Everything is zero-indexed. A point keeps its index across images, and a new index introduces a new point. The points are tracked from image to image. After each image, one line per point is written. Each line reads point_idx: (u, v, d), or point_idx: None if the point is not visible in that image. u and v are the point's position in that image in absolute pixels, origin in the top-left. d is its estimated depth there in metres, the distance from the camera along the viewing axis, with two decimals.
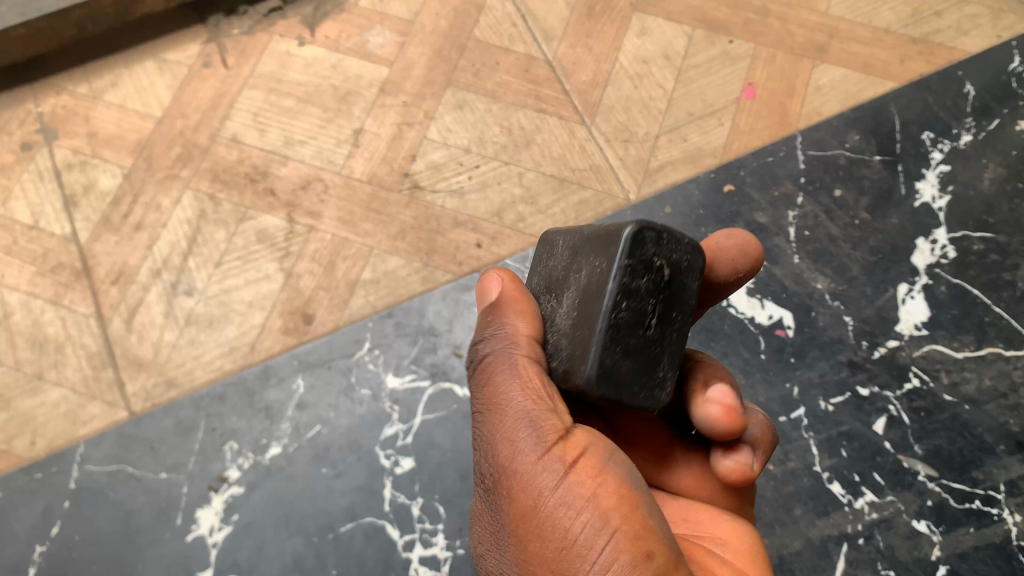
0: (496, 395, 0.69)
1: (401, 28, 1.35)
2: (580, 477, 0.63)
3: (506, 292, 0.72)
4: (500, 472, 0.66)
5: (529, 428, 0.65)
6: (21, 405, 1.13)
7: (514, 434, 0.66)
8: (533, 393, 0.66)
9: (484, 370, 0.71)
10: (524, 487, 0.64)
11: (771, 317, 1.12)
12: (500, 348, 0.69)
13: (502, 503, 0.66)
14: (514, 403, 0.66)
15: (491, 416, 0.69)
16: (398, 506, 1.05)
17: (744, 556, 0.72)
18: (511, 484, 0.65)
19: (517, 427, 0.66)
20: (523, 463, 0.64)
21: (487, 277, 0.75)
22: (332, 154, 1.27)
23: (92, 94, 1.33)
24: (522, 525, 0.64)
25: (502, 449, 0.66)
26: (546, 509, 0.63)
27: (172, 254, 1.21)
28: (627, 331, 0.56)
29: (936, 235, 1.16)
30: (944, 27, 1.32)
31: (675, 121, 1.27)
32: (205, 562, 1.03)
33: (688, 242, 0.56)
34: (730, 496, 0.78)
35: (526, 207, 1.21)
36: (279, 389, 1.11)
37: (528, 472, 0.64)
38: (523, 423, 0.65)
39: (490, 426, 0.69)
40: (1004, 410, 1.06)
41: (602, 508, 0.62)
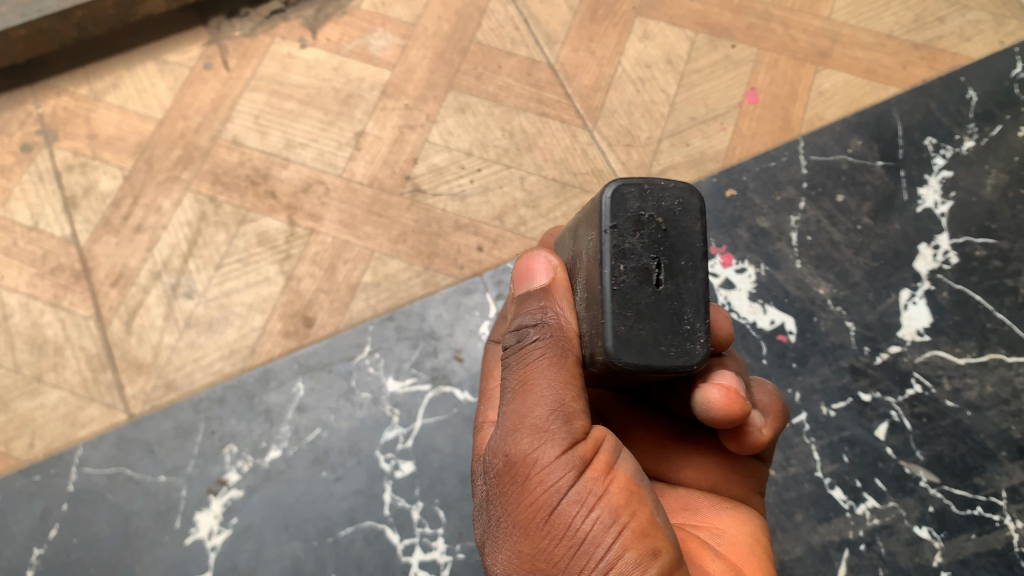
0: (524, 377, 0.64)
1: (404, 31, 1.35)
2: (595, 474, 0.61)
3: (562, 276, 0.66)
4: (517, 459, 0.61)
5: (556, 419, 0.62)
6: (20, 408, 1.13)
7: (539, 423, 0.62)
8: (568, 385, 0.63)
9: (523, 347, 0.65)
10: (540, 478, 0.61)
11: (773, 322, 1.12)
12: (545, 335, 0.64)
13: (508, 494, 0.62)
14: (545, 393, 0.62)
15: (512, 400, 0.64)
16: (398, 510, 1.04)
17: (738, 552, 0.71)
18: (526, 473, 0.61)
19: (544, 416, 0.62)
20: (542, 455, 0.61)
21: (535, 258, 0.68)
22: (333, 156, 1.26)
23: (93, 95, 1.33)
24: (529, 517, 0.61)
25: (521, 435, 0.62)
26: (558, 503, 0.60)
27: (172, 257, 1.21)
28: (634, 293, 0.56)
29: (938, 241, 1.16)
30: (946, 33, 1.32)
31: (677, 125, 1.27)
32: (204, 565, 1.03)
33: (672, 187, 0.57)
34: (732, 488, 0.77)
35: (527, 211, 1.21)
36: (279, 392, 1.11)
37: (548, 463, 0.60)
38: (552, 415, 0.62)
39: (512, 406, 0.64)
40: (1005, 417, 1.06)
41: (613, 505, 0.61)
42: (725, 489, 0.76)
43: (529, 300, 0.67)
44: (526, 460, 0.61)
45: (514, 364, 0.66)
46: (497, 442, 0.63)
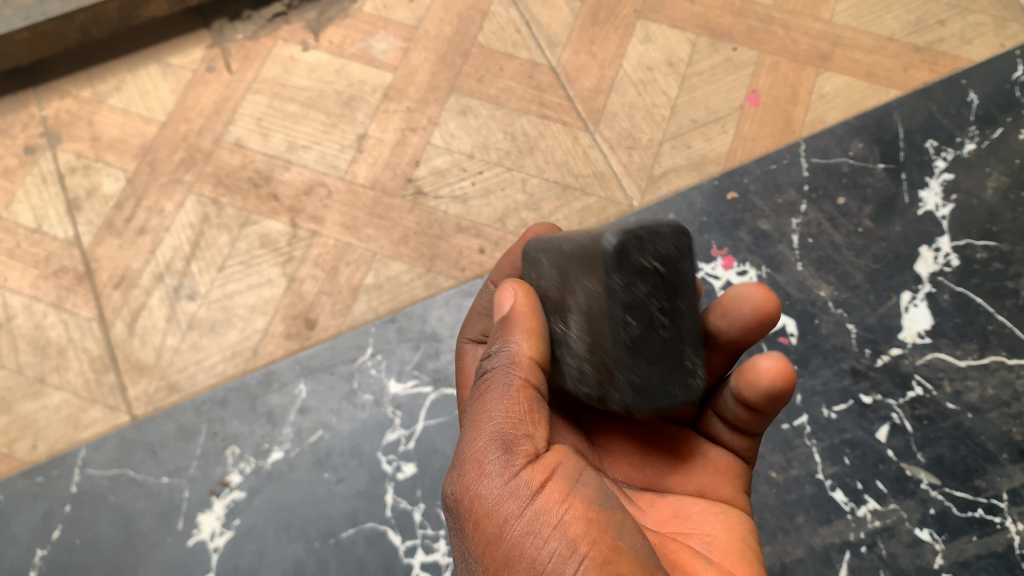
0: (476, 413, 0.69)
1: (405, 33, 1.36)
2: (547, 502, 0.62)
3: (519, 313, 0.71)
4: (468, 492, 0.65)
5: (502, 451, 0.65)
6: (23, 409, 1.13)
7: (483, 455, 0.66)
8: (513, 415, 0.67)
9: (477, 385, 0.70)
10: (492, 510, 0.63)
11: (774, 325, 1.12)
12: (500, 367, 0.69)
13: (467, 529, 0.65)
14: (491, 424, 0.67)
15: (465, 436, 0.69)
16: (399, 512, 1.04)
17: (731, 558, 0.70)
18: (479, 506, 0.64)
19: (489, 449, 0.65)
20: (490, 487, 0.64)
21: (503, 287, 0.74)
22: (335, 159, 1.27)
23: (96, 97, 1.33)
24: (488, 552, 0.63)
25: (468, 470, 0.66)
26: (511, 535, 0.62)
27: (175, 259, 1.21)
28: (643, 342, 0.59)
29: (939, 243, 1.16)
30: (947, 36, 1.32)
31: (678, 128, 1.27)
32: (206, 566, 1.03)
33: (667, 230, 0.58)
34: (717, 490, 0.77)
35: (529, 214, 1.21)
36: (282, 394, 1.11)
37: (497, 495, 0.63)
38: (493, 444, 0.65)
39: (466, 441, 0.68)
40: (1006, 419, 1.06)
41: (570, 534, 0.60)
42: (713, 489, 0.77)
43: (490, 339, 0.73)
44: (475, 493, 0.64)
45: (472, 401, 0.71)
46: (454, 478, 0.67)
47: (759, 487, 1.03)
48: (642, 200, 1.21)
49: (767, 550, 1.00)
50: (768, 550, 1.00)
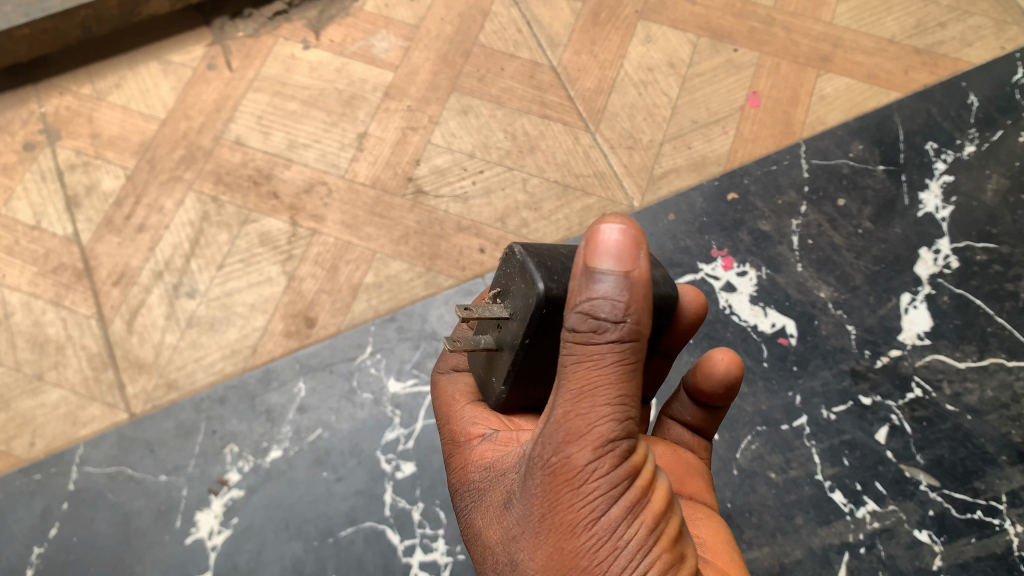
0: (584, 380, 0.60)
1: (407, 33, 1.36)
2: (643, 485, 0.62)
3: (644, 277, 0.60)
4: (574, 469, 0.60)
5: (617, 429, 0.60)
6: (21, 406, 1.13)
7: (603, 432, 0.59)
8: (627, 394, 0.60)
9: (589, 350, 0.59)
10: (592, 488, 0.60)
11: (774, 325, 1.12)
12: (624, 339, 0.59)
13: (558, 499, 0.61)
14: (608, 403, 0.59)
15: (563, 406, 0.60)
16: (398, 511, 1.04)
17: (722, 556, 0.71)
18: (581, 483, 0.60)
19: (607, 429, 0.59)
20: (596, 466, 0.60)
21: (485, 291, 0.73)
22: (336, 158, 1.27)
23: (96, 94, 1.33)
24: (571, 525, 0.61)
25: (577, 444, 0.60)
26: (603, 510, 0.60)
27: (174, 256, 1.21)
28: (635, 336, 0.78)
29: (939, 245, 1.16)
30: (948, 38, 1.33)
31: (679, 129, 1.27)
32: (204, 565, 1.02)
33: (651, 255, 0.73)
34: (693, 484, 0.79)
35: (529, 213, 1.21)
36: (281, 393, 1.11)
37: (602, 474, 0.60)
38: (609, 423, 0.59)
39: (575, 410, 0.60)
40: (1006, 421, 1.06)
41: (656, 516, 0.62)
42: (689, 484, 0.79)
43: (607, 299, 0.59)
44: (577, 470, 0.60)
45: (566, 359, 0.61)
46: (552, 447, 0.61)
47: (758, 488, 1.03)
48: (642, 200, 1.21)
49: (767, 551, 1.00)
50: (768, 550, 1.00)
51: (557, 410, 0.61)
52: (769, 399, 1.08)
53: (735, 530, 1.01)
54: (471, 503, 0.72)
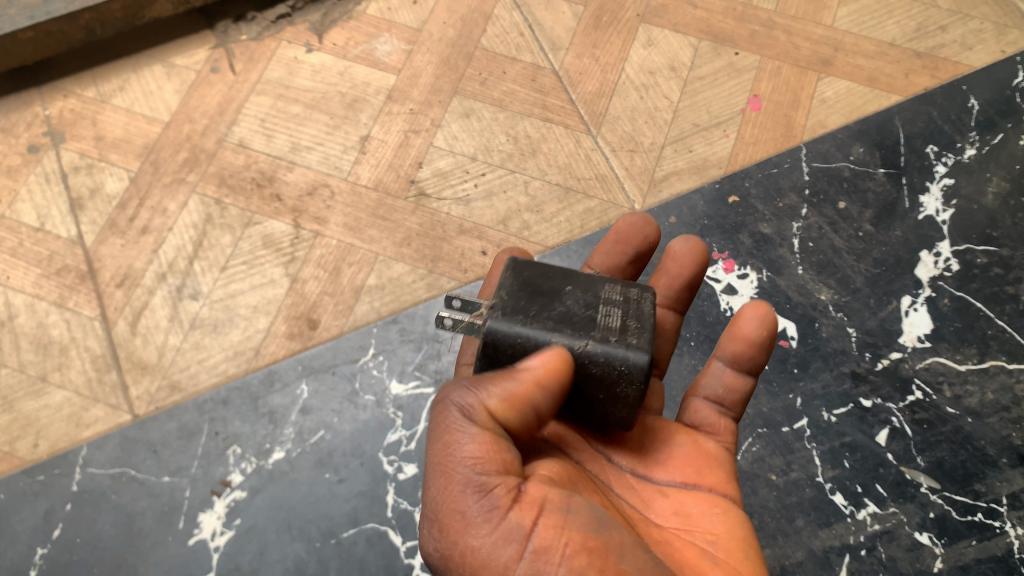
0: (441, 463, 0.65)
1: (409, 36, 1.36)
2: (544, 539, 0.62)
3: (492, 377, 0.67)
4: (460, 551, 0.63)
5: (483, 500, 0.63)
6: (24, 407, 1.13)
7: (469, 511, 0.63)
8: (480, 459, 0.64)
9: (438, 440, 0.66)
10: (487, 562, 0.62)
11: (775, 328, 1.13)
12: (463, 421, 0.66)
13: None
14: (467, 483, 0.63)
15: (433, 493, 0.65)
16: (400, 513, 1.05)
17: (736, 555, 0.72)
18: (472, 562, 0.62)
19: (474, 507, 0.63)
20: (479, 542, 0.62)
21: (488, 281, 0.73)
22: (338, 160, 1.27)
23: (99, 97, 1.34)
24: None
25: (454, 529, 0.63)
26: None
27: (178, 259, 1.22)
28: None
29: (940, 248, 1.17)
30: (949, 42, 1.33)
31: (680, 132, 1.28)
32: (207, 565, 1.03)
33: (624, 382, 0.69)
34: (715, 476, 0.79)
35: (532, 215, 1.22)
36: (284, 394, 1.12)
37: (489, 546, 0.62)
38: (474, 494, 0.63)
39: (440, 496, 0.65)
40: (1006, 424, 1.07)
41: (573, 570, 0.61)
42: (709, 476, 0.79)
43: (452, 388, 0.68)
44: (462, 553, 0.63)
45: (428, 445, 0.67)
46: (434, 538, 0.65)
47: (759, 490, 1.04)
48: (644, 203, 1.22)
49: (768, 553, 1.01)
50: (769, 553, 1.01)
51: (429, 500, 0.66)
52: (770, 401, 1.08)
53: None
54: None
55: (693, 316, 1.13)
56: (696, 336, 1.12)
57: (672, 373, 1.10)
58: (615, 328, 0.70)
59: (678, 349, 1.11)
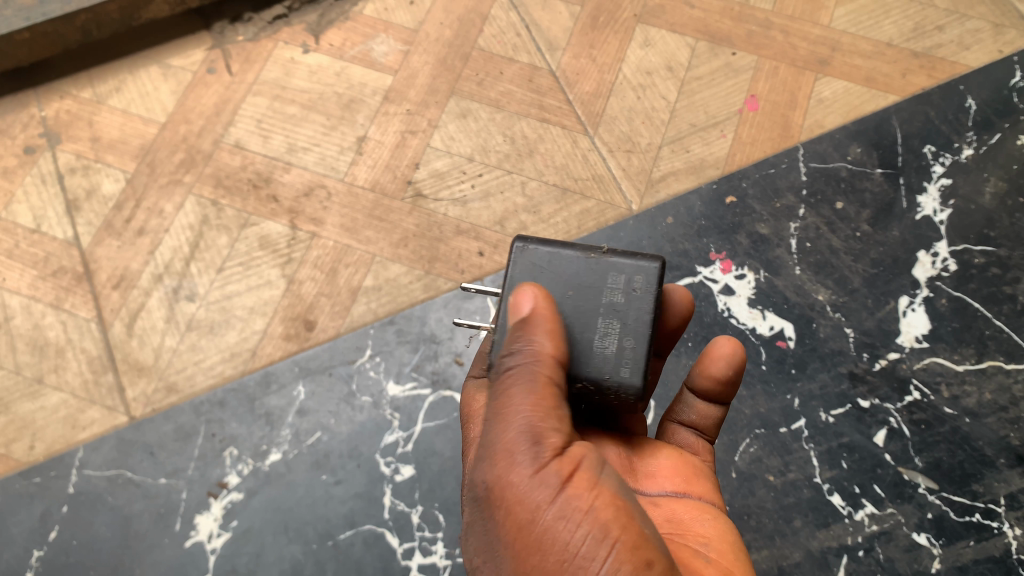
0: (499, 407, 0.68)
1: (406, 36, 1.36)
2: (577, 491, 0.63)
3: (532, 318, 0.68)
4: (500, 484, 0.65)
5: (530, 442, 0.65)
6: (21, 409, 1.13)
7: (516, 448, 0.65)
8: (538, 407, 0.66)
9: (496, 382, 0.69)
10: (522, 499, 0.64)
11: (773, 328, 1.12)
12: (512, 362, 0.68)
13: (498, 517, 0.65)
14: (519, 424, 0.66)
15: (487, 431, 0.68)
16: (397, 514, 1.04)
17: (728, 557, 0.72)
18: (509, 496, 0.65)
19: (522, 446, 0.65)
20: (521, 480, 0.64)
21: (518, 288, 0.70)
22: (335, 161, 1.27)
23: (96, 98, 1.33)
24: (519, 545, 0.64)
25: (499, 463, 0.66)
26: (541, 524, 0.63)
27: (174, 260, 1.21)
28: None
29: (937, 248, 1.17)
30: (946, 42, 1.33)
31: (677, 132, 1.27)
32: (204, 567, 1.03)
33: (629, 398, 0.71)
34: (701, 486, 0.79)
35: (528, 216, 1.22)
36: (280, 395, 1.12)
37: (526, 484, 0.64)
38: (526, 438, 0.65)
39: (492, 434, 0.68)
40: (1004, 424, 1.06)
41: (602, 521, 0.62)
42: (697, 485, 0.79)
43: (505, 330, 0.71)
44: (505, 488, 0.65)
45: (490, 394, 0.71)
46: (481, 470, 0.67)
47: (757, 491, 1.03)
48: (641, 203, 1.22)
49: (766, 554, 1.00)
50: (767, 553, 1.00)
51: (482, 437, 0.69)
52: (767, 402, 1.08)
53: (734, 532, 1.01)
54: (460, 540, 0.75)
55: (691, 316, 1.13)
56: (694, 336, 1.12)
57: (670, 374, 1.10)
58: (610, 353, 0.70)
59: (675, 349, 1.11)
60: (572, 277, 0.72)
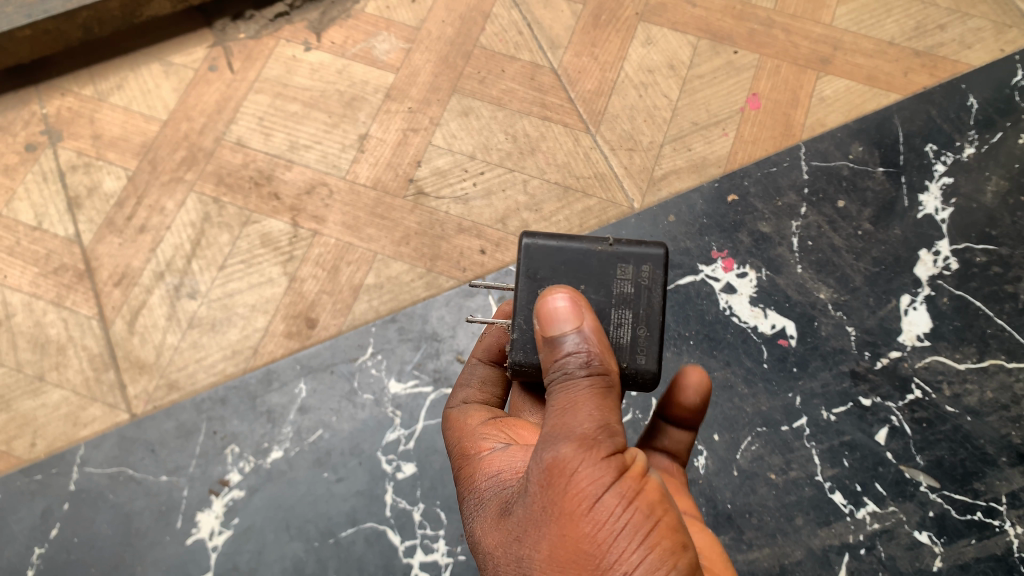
0: (566, 392, 0.66)
1: (408, 34, 1.36)
2: (632, 474, 0.64)
3: (581, 324, 0.66)
4: (568, 458, 0.63)
5: (601, 426, 0.64)
6: (22, 407, 1.13)
7: (588, 428, 0.64)
8: (605, 397, 0.66)
9: (561, 371, 0.66)
10: (586, 474, 0.62)
11: (774, 327, 1.13)
12: (577, 360, 0.66)
13: (555, 488, 0.63)
14: (590, 408, 0.64)
15: (553, 410, 0.65)
16: (399, 512, 1.04)
17: (718, 562, 0.71)
18: (572, 470, 0.63)
19: (593, 427, 0.64)
20: (587, 455, 0.63)
21: (550, 296, 0.68)
22: (337, 159, 1.27)
23: (97, 95, 1.33)
24: (571, 518, 0.62)
25: (569, 439, 0.64)
26: (598, 502, 0.62)
27: (175, 257, 1.21)
28: None
29: (939, 247, 1.17)
30: (948, 41, 1.33)
31: (679, 130, 1.27)
32: (206, 565, 1.03)
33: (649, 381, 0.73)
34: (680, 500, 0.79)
35: (530, 214, 1.22)
36: (282, 393, 1.11)
37: (592, 461, 0.63)
38: (595, 423, 0.64)
39: (560, 413, 0.65)
40: (1006, 422, 1.06)
41: (651, 502, 0.63)
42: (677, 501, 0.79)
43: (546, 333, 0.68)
44: (570, 461, 0.63)
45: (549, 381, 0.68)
46: (549, 442, 0.64)
47: (758, 489, 1.03)
48: (643, 201, 1.22)
49: (767, 552, 1.00)
50: (768, 551, 1.00)
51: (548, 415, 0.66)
52: (769, 400, 1.08)
53: (735, 530, 1.01)
54: (475, 516, 0.71)
55: (693, 314, 1.13)
56: (696, 334, 1.12)
57: (671, 372, 1.10)
58: (625, 343, 0.72)
59: (677, 347, 1.11)
60: (584, 273, 0.73)
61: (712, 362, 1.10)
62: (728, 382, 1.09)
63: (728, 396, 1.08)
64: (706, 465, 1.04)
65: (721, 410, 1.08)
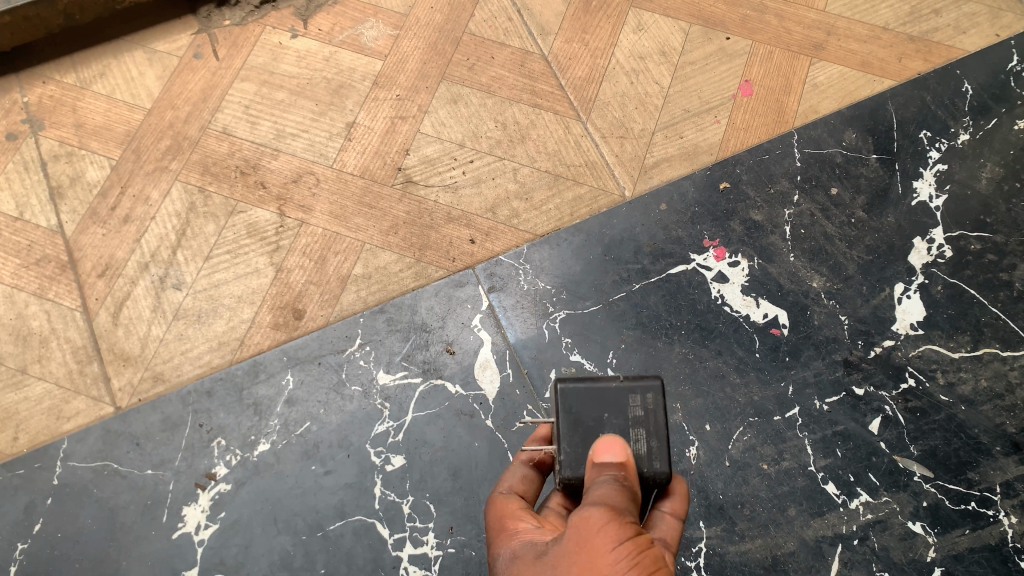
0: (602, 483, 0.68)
1: (396, 21, 1.34)
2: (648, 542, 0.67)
3: (625, 461, 0.69)
4: (600, 520, 0.65)
5: (629, 505, 0.67)
6: (4, 400, 1.11)
7: (618, 500, 0.67)
8: (635, 493, 0.69)
9: (598, 474, 0.69)
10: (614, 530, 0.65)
11: (766, 316, 1.12)
12: (618, 475, 0.69)
13: (585, 538, 0.66)
14: (622, 493, 0.68)
15: (590, 488, 0.69)
16: (388, 504, 1.03)
17: None
18: (602, 528, 0.65)
19: (624, 503, 0.67)
20: (616, 519, 0.65)
21: (601, 440, 0.70)
22: (324, 147, 1.25)
23: (79, 83, 1.30)
24: (593, 557, 0.64)
25: (603, 504, 0.66)
26: (614, 549, 0.64)
27: (160, 248, 1.19)
28: None
29: (933, 234, 1.16)
30: (943, 26, 1.31)
31: (671, 118, 1.26)
32: (192, 560, 1.01)
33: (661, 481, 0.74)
34: None
35: (520, 203, 1.20)
36: (269, 385, 1.10)
37: (620, 523, 0.65)
38: (625, 500, 0.67)
39: (596, 488, 0.68)
40: (1000, 412, 1.06)
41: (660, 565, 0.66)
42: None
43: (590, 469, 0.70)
44: (601, 519, 0.65)
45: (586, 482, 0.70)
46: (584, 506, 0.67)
47: (750, 480, 1.03)
48: (634, 190, 1.20)
49: (760, 543, 1.00)
50: (761, 543, 1.00)
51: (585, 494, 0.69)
52: (761, 390, 1.07)
53: (727, 521, 1.01)
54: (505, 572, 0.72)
55: (684, 304, 1.12)
56: (688, 324, 1.11)
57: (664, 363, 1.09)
58: (643, 454, 0.72)
59: (669, 338, 1.10)
60: (602, 403, 0.74)
61: (704, 352, 1.09)
62: (720, 372, 1.08)
63: (719, 385, 1.07)
64: (698, 456, 1.04)
65: (713, 400, 1.07)
